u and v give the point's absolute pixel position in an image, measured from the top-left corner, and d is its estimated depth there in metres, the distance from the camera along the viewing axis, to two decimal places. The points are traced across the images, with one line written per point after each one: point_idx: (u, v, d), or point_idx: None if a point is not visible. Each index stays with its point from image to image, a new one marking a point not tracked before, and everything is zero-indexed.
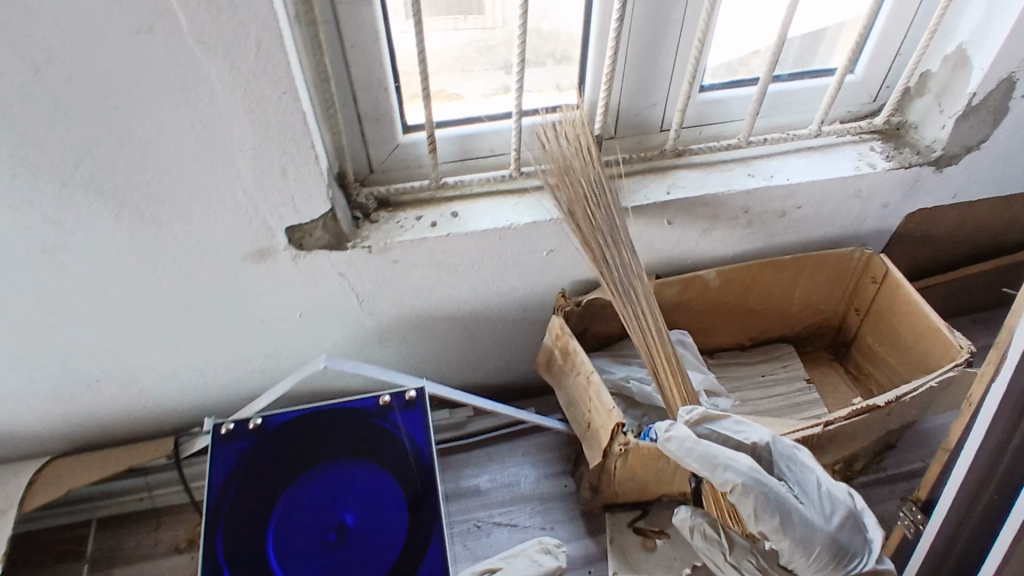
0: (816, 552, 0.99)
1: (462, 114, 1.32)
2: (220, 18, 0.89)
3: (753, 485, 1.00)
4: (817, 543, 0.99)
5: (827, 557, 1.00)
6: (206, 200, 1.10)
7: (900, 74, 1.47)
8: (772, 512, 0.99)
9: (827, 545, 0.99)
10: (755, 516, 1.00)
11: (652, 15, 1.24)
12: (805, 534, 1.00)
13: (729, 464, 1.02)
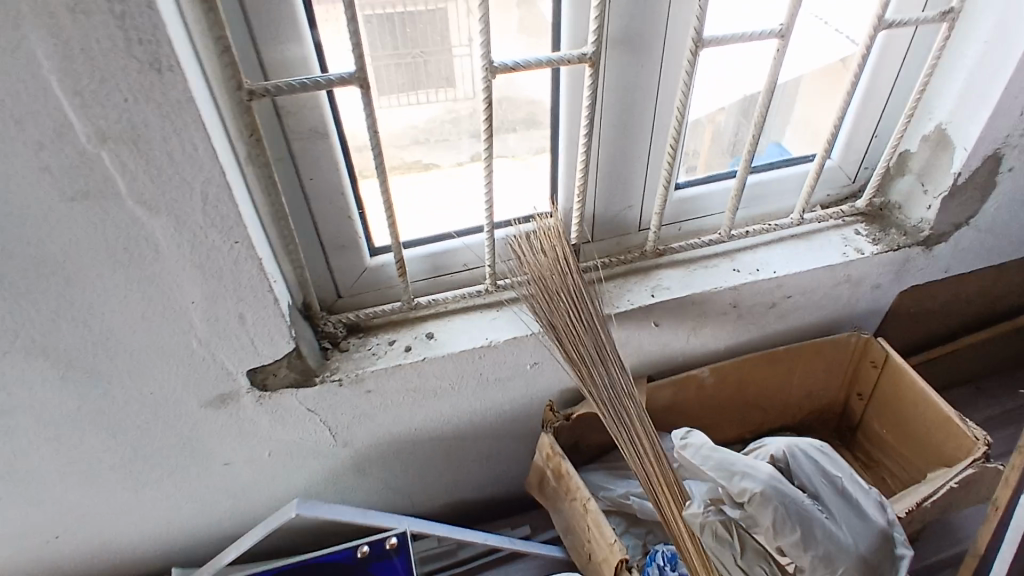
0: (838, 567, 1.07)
1: (432, 231, 1.27)
2: (160, 178, 0.83)
3: (772, 494, 1.05)
4: (838, 557, 1.06)
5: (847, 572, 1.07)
6: (160, 352, 1.03)
7: (878, 155, 1.43)
8: (794, 524, 1.05)
9: (851, 562, 1.07)
10: (777, 529, 1.05)
11: (620, 120, 1.19)
12: (829, 551, 1.06)
13: (746, 473, 1.07)
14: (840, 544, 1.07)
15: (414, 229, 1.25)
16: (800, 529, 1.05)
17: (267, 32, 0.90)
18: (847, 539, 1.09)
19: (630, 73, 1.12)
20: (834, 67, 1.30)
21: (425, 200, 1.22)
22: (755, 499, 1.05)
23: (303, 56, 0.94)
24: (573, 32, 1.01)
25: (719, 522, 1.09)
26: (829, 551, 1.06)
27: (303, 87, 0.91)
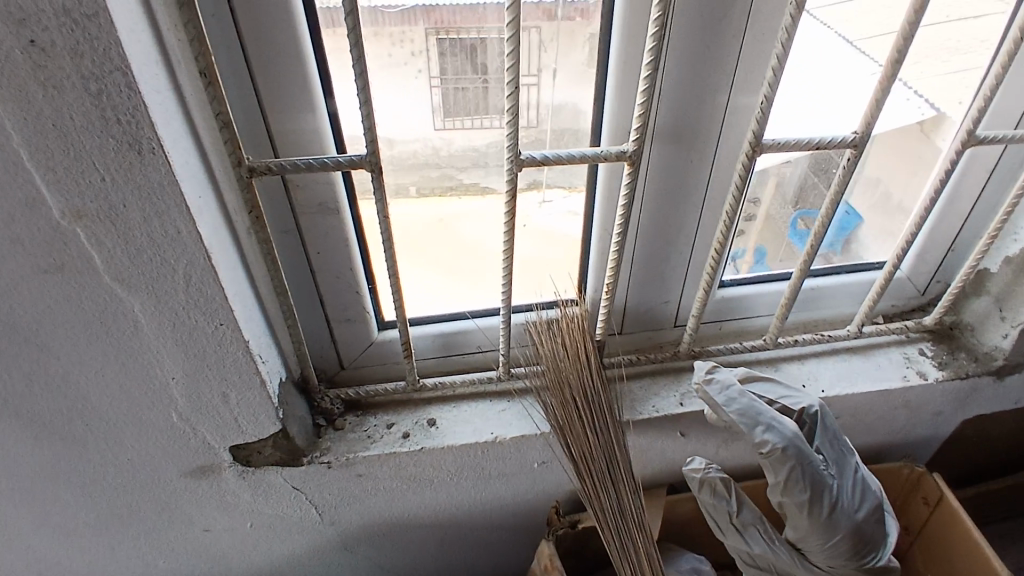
0: (835, 536, 1.06)
1: (450, 309, 1.18)
2: (140, 257, 0.77)
3: (793, 453, 1.01)
4: (839, 527, 1.06)
5: (842, 542, 1.07)
6: (137, 420, 0.98)
7: (953, 270, 1.28)
8: (809, 490, 1.03)
9: (849, 532, 1.06)
10: (787, 491, 1.03)
11: (664, 211, 1.07)
12: (831, 518, 1.05)
13: (772, 428, 1.01)
14: (843, 513, 1.06)
15: (430, 306, 1.17)
16: (812, 495, 1.03)
17: (279, 102, 0.83)
18: (850, 507, 1.07)
19: (679, 163, 1.01)
20: (911, 131, 1.15)
21: (447, 268, 1.13)
22: (779, 465, 1.01)
23: (316, 128, 0.87)
24: (615, 122, 0.91)
25: (718, 480, 1.10)
26: (832, 518, 1.05)
27: (306, 165, 0.82)
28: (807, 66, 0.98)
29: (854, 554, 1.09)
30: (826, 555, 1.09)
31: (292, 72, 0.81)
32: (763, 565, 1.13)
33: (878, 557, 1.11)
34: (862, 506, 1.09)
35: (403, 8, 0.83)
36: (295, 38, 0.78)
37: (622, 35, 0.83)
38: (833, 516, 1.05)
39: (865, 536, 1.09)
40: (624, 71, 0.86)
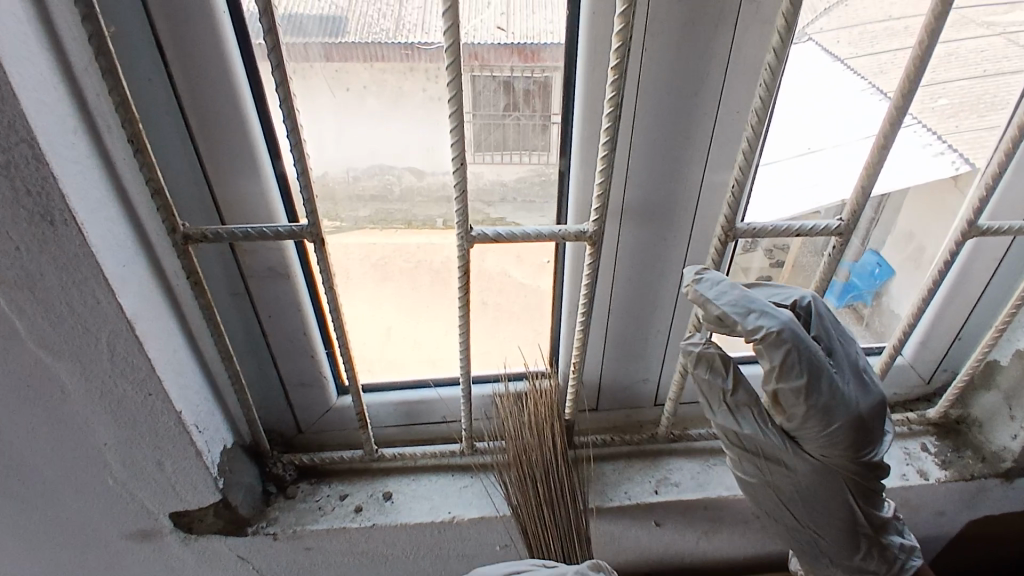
0: (837, 427, 0.81)
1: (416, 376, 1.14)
2: (61, 325, 0.74)
3: (790, 338, 0.76)
4: (843, 419, 0.81)
5: (845, 437, 0.82)
6: (72, 482, 0.94)
7: (962, 360, 1.18)
8: (811, 377, 0.78)
9: (849, 423, 0.82)
10: (780, 379, 0.78)
11: (638, 287, 1.00)
12: (831, 406, 0.80)
13: (765, 313, 0.77)
14: (849, 408, 0.81)
15: (399, 369, 1.13)
16: (812, 386, 0.78)
17: (222, 166, 0.80)
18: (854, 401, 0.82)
19: (654, 237, 0.94)
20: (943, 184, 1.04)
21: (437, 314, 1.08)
22: (773, 348, 0.76)
23: (262, 192, 0.83)
24: (579, 196, 0.86)
25: (718, 357, 0.86)
26: (833, 405, 0.80)
27: (243, 234, 0.78)
28: (827, 114, 0.93)
29: (856, 457, 0.85)
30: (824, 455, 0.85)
31: (234, 136, 0.78)
32: (750, 454, 0.88)
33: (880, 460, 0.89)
34: (870, 402, 0.84)
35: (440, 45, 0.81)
36: (236, 102, 0.75)
37: (582, 108, 0.79)
38: (837, 409, 0.80)
39: (870, 439, 0.85)
40: (586, 145, 0.82)
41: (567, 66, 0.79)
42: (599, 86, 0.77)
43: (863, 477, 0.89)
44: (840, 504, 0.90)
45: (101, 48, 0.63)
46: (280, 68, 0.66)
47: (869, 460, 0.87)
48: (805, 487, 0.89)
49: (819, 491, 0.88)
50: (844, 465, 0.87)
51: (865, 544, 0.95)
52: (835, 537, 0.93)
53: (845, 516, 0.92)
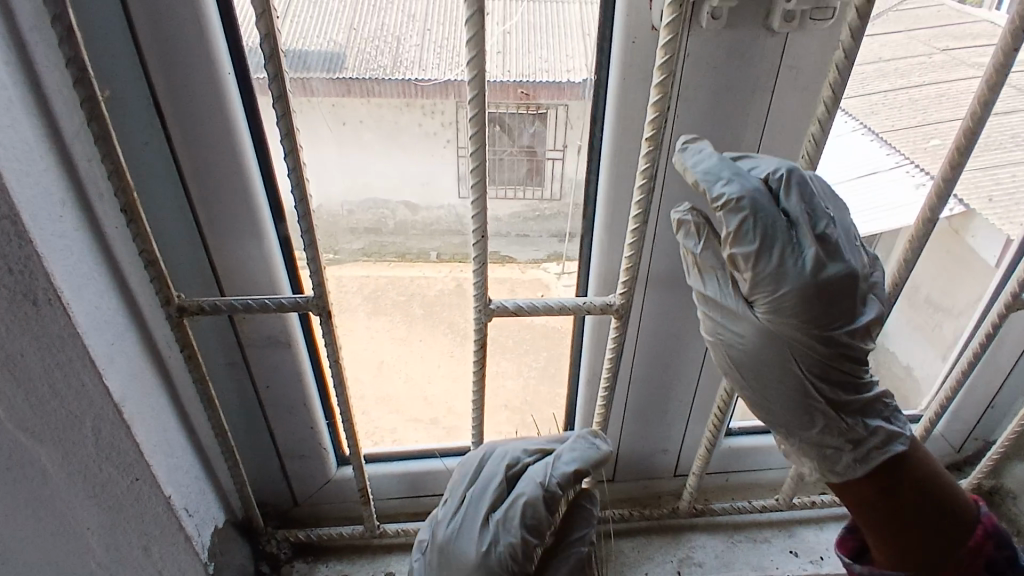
0: (792, 296, 0.61)
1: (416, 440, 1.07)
2: (42, 407, 0.67)
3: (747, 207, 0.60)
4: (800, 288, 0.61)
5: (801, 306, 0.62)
6: (50, 569, 0.85)
7: (995, 428, 1.13)
8: (764, 243, 0.60)
9: (813, 301, 0.62)
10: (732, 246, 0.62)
11: (660, 353, 0.95)
12: (785, 273, 0.61)
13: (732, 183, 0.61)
14: (805, 271, 0.61)
15: (386, 412, 1.09)
16: (764, 248, 0.61)
17: (222, 233, 0.74)
18: (816, 257, 0.61)
19: (681, 304, 0.89)
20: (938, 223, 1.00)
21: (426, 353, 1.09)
22: (731, 213, 0.61)
23: (264, 259, 0.77)
24: (604, 264, 0.81)
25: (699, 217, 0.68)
26: (787, 272, 0.61)
27: (243, 307, 0.73)
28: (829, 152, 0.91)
29: (816, 323, 0.63)
30: (776, 324, 0.64)
31: (236, 201, 0.72)
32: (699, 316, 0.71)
33: (856, 329, 0.65)
34: (843, 263, 0.62)
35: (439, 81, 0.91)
36: (239, 166, 0.70)
37: (610, 173, 0.74)
38: (790, 275, 0.61)
39: (838, 304, 0.63)
40: (612, 214, 0.77)
41: (593, 129, 0.74)
42: (630, 153, 0.72)
43: (836, 349, 0.66)
44: (793, 368, 0.67)
45: (93, 113, 0.58)
46: (289, 136, 0.61)
47: (838, 327, 0.64)
48: (749, 360, 0.68)
49: (765, 362, 0.67)
50: (797, 333, 0.64)
51: (842, 428, 0.70)
52: (793, 416, 0.70)
53: (808, 393, 0.68)
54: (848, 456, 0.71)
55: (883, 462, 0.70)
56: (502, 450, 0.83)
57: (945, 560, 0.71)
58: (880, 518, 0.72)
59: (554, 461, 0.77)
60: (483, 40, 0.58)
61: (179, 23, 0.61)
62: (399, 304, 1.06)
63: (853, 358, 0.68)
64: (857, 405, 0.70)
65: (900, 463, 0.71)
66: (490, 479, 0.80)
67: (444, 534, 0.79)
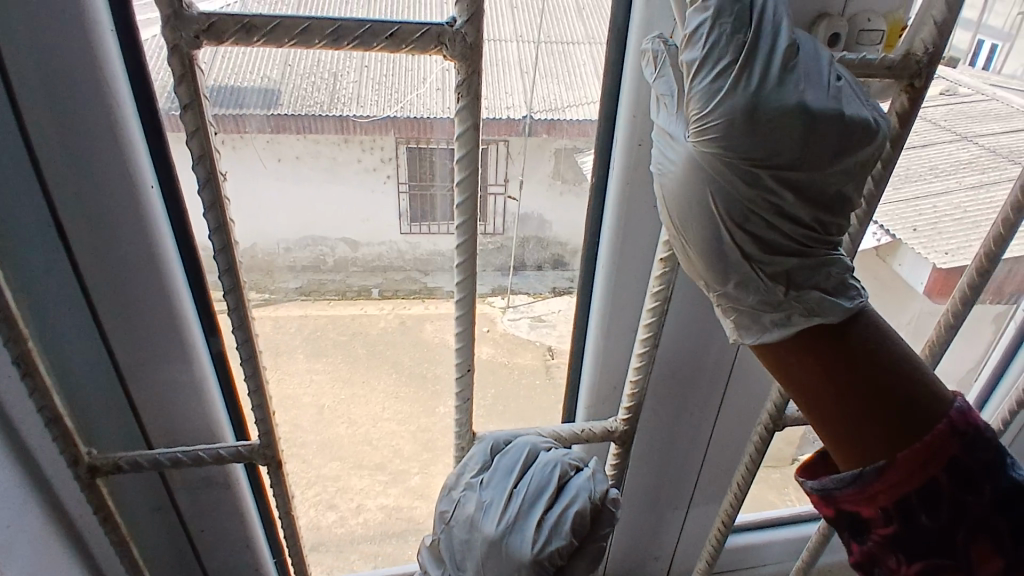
0: (724, 106, 0.45)
1: (388, 527, 1.02)
2: None
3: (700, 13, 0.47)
4: (736, 101, 0.45)
5: (736, 128, 0.46)
6: None
7: None
8: (714, 50, 0.46)
9: (745, 133, 0.46)
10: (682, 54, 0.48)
11: (655, 458, 0.85)
12: (719, 87, 0.46)
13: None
14: (746, 89, 0.45)
15: (331, 459, 0.96)
16: (710, 55, 0.46)
17: (142, 367, 0.60)
18: (755, 86, 0.45)
19: (681, 403, 0.79)
20: (869, 260, 0.84)
21: (371, 401, 0.95)
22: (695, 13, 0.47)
23: (197, 389, 0.63)
24: (598, 375, 0.71)
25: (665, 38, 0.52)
26: (720, 84, 0.46)
27: (171, 461, 0.60)
28: None
29: (738, 149, 0.46)
30: (697, 147, 0.47)
31: (162, 328, 0.58)
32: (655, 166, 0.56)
33: (802, 172, 0.48)
34: (794, 97, 0.46)
35: (375, 117, 0.74)
36: (164, 287, 0.57)
37: (607, 279, 0.64)
38: (720, 91, 0.46)
39: (774, 137, 0.46)
40: (612, 326, 0.67)
41: (590, 233, 0.65)
42: (631, 260, 0.63)
43: (768, 189, 0.49)
44: (702, 190, 0.48)
45: None
46: (231, 273, 0.49)
47: (780, 164, 0.47)
48: (666, 186, 0.51)
49: (673, 183, 0.50)
50: (711, 160, 0.47)
51: (760, 286, 0.51)
52: (702, 258, 0.51)
53: (717, 226, 0.49)
54: (767, 317, 0.51)
55: (813, 333, 0.49)
56: (546, 453, 0.66)
57: (897, 459, 0.47)
58: (807, 401, 0.49)
59: (595, 476, 0.65)
60: (479, 158, 0.48)
61: (87, 129, 0.48)
62: (340, 344, 0.91)
63: (789, 202, 0.49)
64: (789, 262, 0.51)
65: (842, 334, 0.48)
66: (543, 484, 0.63)
67: (493, 528, 0.61)
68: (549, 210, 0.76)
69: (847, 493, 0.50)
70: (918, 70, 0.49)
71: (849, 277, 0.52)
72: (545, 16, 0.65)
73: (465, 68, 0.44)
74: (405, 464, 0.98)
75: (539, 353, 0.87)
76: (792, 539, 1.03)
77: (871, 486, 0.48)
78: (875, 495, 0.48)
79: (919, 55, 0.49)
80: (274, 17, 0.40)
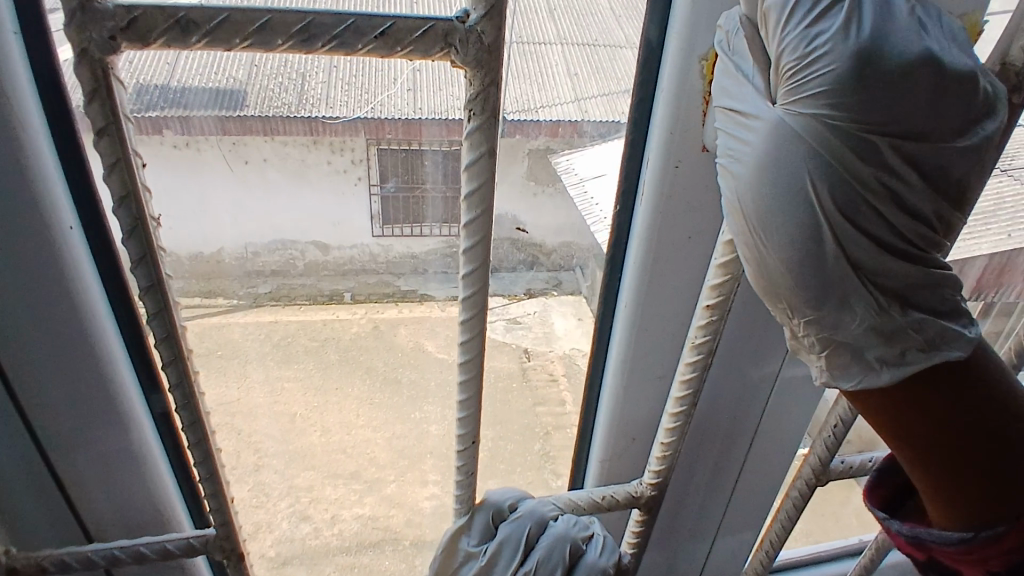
0: (833, 55, 0.37)
1: (365, 537, 0.85)
2: None
3: None
4: (849, 50, 0.36)
5: (849, 81, 0.36)
6: None
7: None
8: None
9: (857, 88, 0.36)
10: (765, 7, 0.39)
11: (670, 515, 0.74)
12: (820, 35, 0.37)
13: None
14: (859, 35, 0.36)
15: (303, 469, 0.83)
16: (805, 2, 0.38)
17: (70, 443, 0.49)
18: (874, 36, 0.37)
19: (705, 450, 0.69)
20: None
21: (346, 407, 0.84)
22: None
23: (139, 463, 0.51)
24: (617, 427, 0.61)
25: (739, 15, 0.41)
26: (821, 31, 0.37)
27: (106, 558, 0.50)
28: None
29: (848, 110, 0.37)
30: (798, 114, 0.38)
31: (93, 398, 0.47)
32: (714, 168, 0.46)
33: (925, 151, 0.39)
34: (918, 48, 0.37)
35: (346, 119, 0.64)
36: (89, 348, 0.45)
37: (629, 326, 0.55)
38: (824, 39, 0.37)
39: (894, 99, 0.37)
40: (637, 371, 0.58)
41: (613, 265, 0.55)
42: (659, 304, 0.54)
43: (883, 169, 0.38)
44: (800, 175, 0.38)
45: None
46: (170, 342, 0.39)
47: (899, 134, 0.38)
48: (745, 176, 0.40)
49: (759, 168, 0.39)
50: (818, 126, 0.37)
51: (867, 307, 0.40)
52: (797, 266, 0.40)
53: (815, 219, 0.39)
54: (874, 353, 0.40)
55: (929, 372, 0.39)
56: (555, 522, 0.55)
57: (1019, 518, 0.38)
58: (896, 436, 0.40)
59: (605, 546, 0.56)
60: (490, 194, 0.38)
61: None
62: (311, 352, 0.82)
63: (906, 188, 0.39)
64: (903, 275, 0.40)
65: (957, 370, 0.38)
66: (554, 563, 0.53)
67: None
68: (525, 211, 0.65)
69: (943, 549, 0.41)
70: (1019, 82, 0.44)
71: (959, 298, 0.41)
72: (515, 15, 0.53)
73: (479, 78, 0.34)
74: (383, 472, 0.85)
75: (516, 354, 0.84)
76: None
77: (975, 549, 0.39)
78: (984, 559, 0.39)
79: (1019, 65, 0.43)
80: (221, 8, 0.29)
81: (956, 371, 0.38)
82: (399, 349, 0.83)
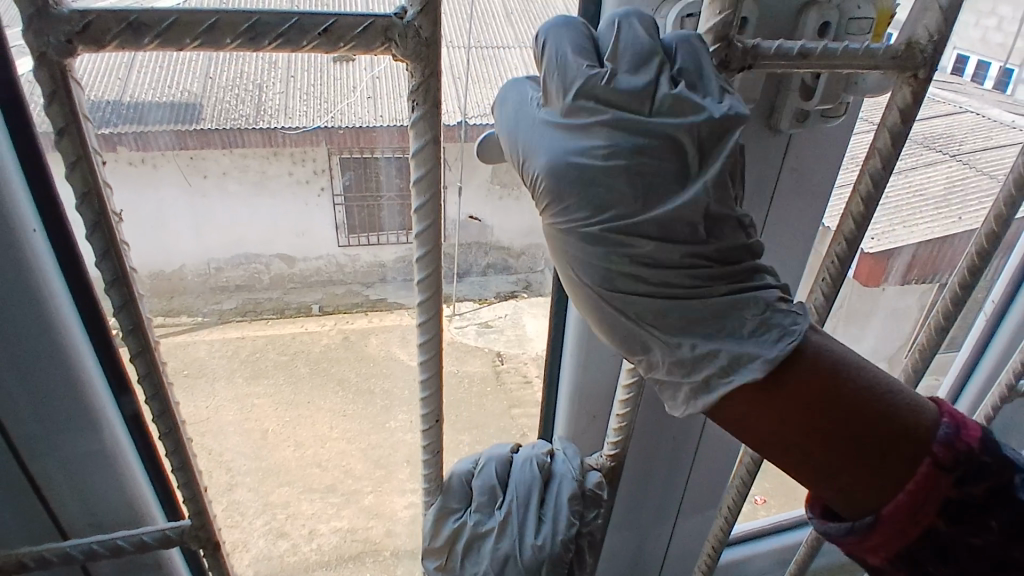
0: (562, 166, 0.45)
1: (344, 550, 0.85)
2: None
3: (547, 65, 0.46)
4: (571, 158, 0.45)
5: (576, 179, 0.45)
6: None
7: None
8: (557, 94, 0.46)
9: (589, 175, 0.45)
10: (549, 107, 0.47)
11: (637, 490, 0.77)
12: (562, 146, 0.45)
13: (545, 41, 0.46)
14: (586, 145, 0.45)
15: (279, 486, 0.80)
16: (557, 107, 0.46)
17: (41, 448, 0.49)
18: (608, 141, 0.45)
19: (665, 427, 0.72)
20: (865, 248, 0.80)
21: (318, 421, 0.80)
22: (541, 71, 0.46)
23: (113, 460, 0.52)
24: None
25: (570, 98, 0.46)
26: (564, 142, 0.45)
27: (86, 551, 0.51)
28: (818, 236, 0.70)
29: (592, 207, 0.46)
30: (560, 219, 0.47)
31: (60, 399, 0.48)
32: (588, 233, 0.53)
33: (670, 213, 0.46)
34: (626, 131, 0.45)
35: (302, 128, 0.64)
36: (58, 351, 0.46)
37: None
38: (565, 147, 0.45)
39: (620, 182, 0.45)
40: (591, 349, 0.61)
41: None
42: None
43: (642, 245, 0.46)
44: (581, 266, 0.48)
45: None
46: (137, 333, 0.41)
47: (643, 207, 0.46)
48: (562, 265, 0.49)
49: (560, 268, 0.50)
50: (572, 226, 0.47)
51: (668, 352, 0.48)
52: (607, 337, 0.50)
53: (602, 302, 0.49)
54: (693, 381, 0.47)
55: (735, 391, 0.46)
56: (517, 454, 0.63)
57: (894, 508, 0.44)
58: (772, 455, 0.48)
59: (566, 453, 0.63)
60: (439, 179, 0.40)
61: None
62: (282, 365, 0.77)
63: (672, 246, 0.46)
64: (698, 319, 0.47)
65: (776, 385, 0.46)
66: (529, 487, 0.60)
67: (501, 543, 0.57)
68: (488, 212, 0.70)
69: (848, 537, 0.47)
70: (923, 60, 0.47)
71: (768, 314, 0.47)
72: (474, 22, 0.57)
73: (420, 70, 0.37)
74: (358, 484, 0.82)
75: (487, 360, 0.80)
76: (780, 550, 0.97)
77: (869, 534, 0.45)
78: (878, 542, 0.46)
79: (924, 43, 0.47)
80: (168, 12, 0.31)
81: (766, 386, 0.46)
82: (370, 358, 0.79)
